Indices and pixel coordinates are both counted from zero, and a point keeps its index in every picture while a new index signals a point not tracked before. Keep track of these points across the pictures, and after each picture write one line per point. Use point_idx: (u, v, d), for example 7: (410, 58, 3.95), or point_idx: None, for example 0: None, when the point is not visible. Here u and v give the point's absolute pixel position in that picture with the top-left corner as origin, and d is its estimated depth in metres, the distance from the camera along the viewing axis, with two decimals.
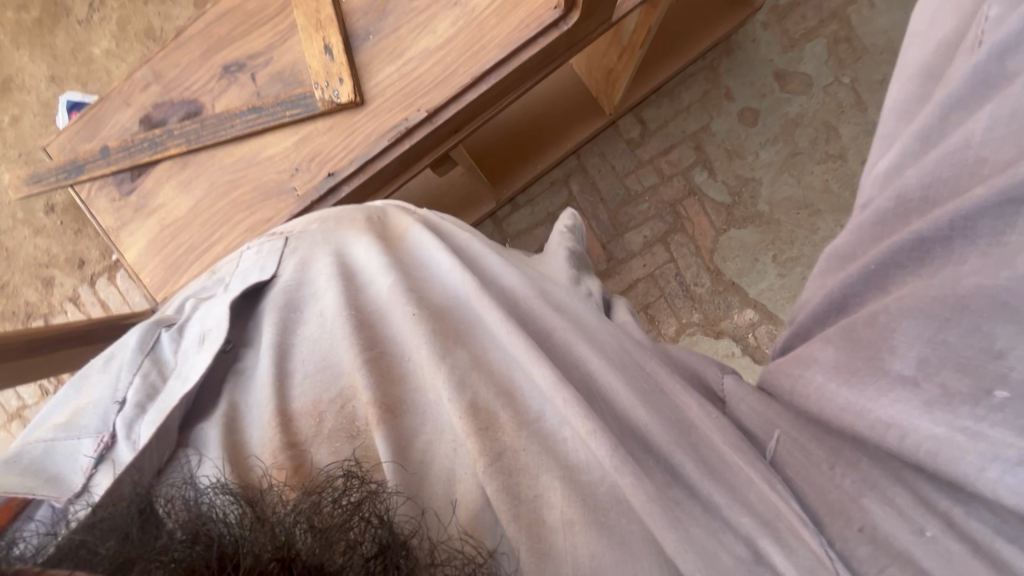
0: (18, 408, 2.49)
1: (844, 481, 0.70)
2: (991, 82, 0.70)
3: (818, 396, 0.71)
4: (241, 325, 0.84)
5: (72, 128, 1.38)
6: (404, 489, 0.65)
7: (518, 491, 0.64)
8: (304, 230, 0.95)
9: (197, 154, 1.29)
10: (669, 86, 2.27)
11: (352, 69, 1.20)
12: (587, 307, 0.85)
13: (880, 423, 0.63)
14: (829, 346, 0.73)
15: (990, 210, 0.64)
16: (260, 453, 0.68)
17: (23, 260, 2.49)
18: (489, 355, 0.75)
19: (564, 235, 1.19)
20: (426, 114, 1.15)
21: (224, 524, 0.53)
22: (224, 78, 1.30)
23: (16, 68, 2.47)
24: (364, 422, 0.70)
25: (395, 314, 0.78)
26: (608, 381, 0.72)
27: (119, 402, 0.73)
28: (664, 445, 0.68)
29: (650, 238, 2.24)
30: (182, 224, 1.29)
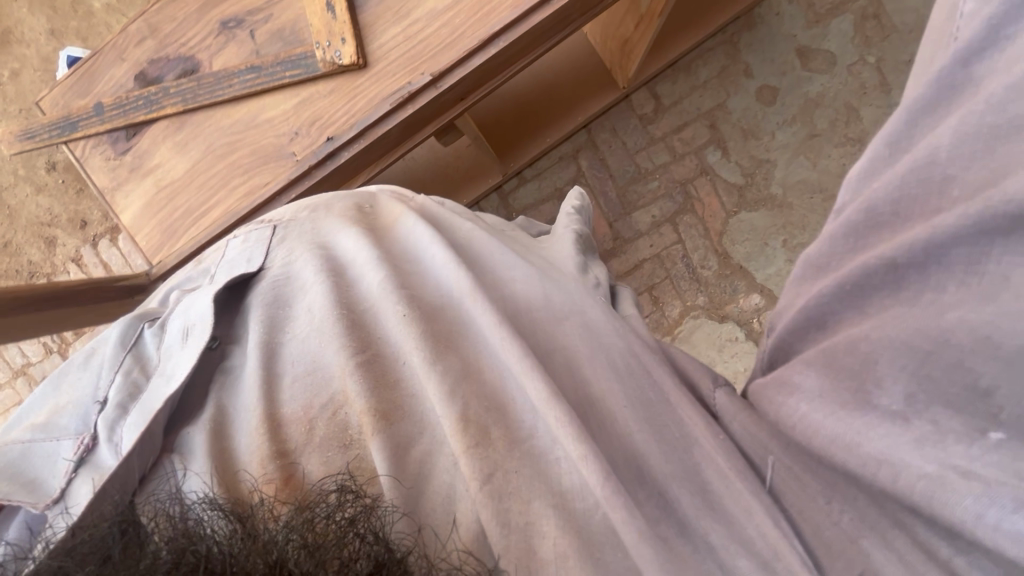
0: (23, 365, 2.52)
1: (842, 519, 0.60)
2: (958, 88, 0.58)
3: (801, 427, 0.60)
4: (225, 319, 0.79)
5: (65, 83, 1.34)
6: (400, 505, 0.60)
7: (507, 519, 0.58)
8: (294, 217, 0.89)
9: (194, 114, 1.26)
10: (685, 61, 2.19)
11: (355, 29, 1.15)
12: (590, 305, 0.76)
13: (870, 460, 0.53)
14: (809, 370, 0.62)
15: (966, 237, 0.52)
16: (249, 466, 0.64)
17: (25, 219, 2.47)
18: (482, 361, 0.68)
19: (571, 217, 1.07)
20: (431, 78, 1.11)
21: (210, 542, 0.51)
22: (222, 35, 1.25)
23: (15, 20, 2.41)
24: (358, 429, 0.65)
25: (384, 312, 0.72)
26: (607, 400, 0.66)
27: (100, 402, 0.71)
28: (660, 476, 0.62)
29: (658, 218, 2.19)
30: (178, 187, 1.26)
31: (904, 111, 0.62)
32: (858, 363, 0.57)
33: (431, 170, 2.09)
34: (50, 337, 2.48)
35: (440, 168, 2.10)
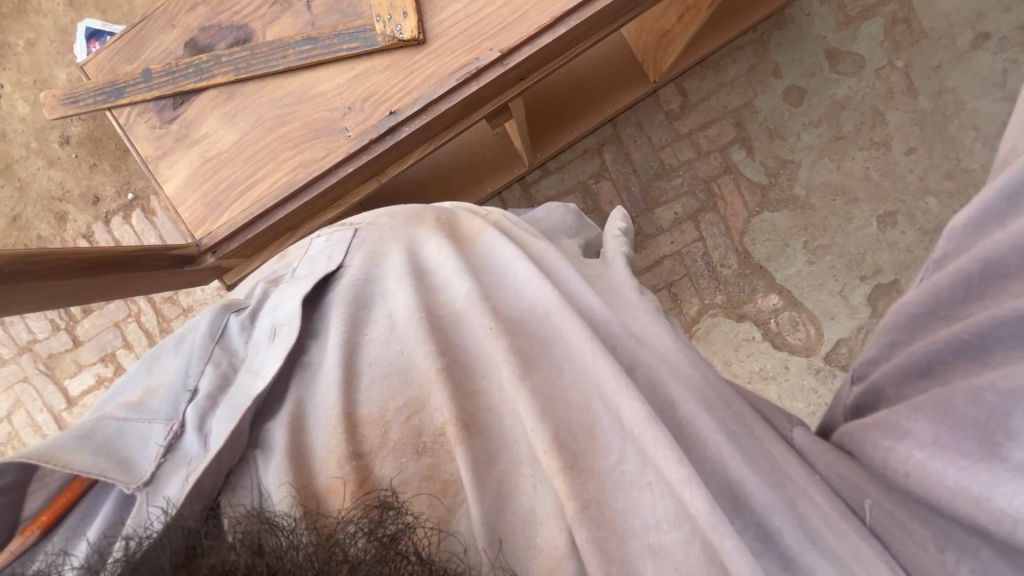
0: (28, 342, 2.47)
1: (961, 570, 0.59)
2: None
3: (915, 473, 0.60)
4: (312, 318, 0.83)
5: (109, 48, 1.30)
6: (483, 522, 0.62)
7: (606, 546, 0.58)
8: (373, 222, 0.96)
9: (245, 85, 1.23)
10: (715, 58, 2.18)
11: (417, 4, 1.13)
12: (658, 335, 0.75)
13: (1006, 517, 0.52)
14: (920, 417, 0.62)
15: None
16: (324, 463, 0.67)
17: (36, 193, 2.43)
18: (567, 382, 0.69)
19: (618, 239, 1.05)
20: (498, 54, 1.09)
21: (276, 538, 0.54)
22: (277, 4, 1.22)
23: None
24: (438, 434, 0.68)
25: (472, 324, 0.76)
26: (700, 427, 0.64)
27: (190, 391, 0.76)
28: (765, 508, 0.60)
29: (680, 215, 2.18)
30: (226, 158, 1.24)
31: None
32: (985, 414, 0.56)
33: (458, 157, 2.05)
34: (58, 314, 2.44)
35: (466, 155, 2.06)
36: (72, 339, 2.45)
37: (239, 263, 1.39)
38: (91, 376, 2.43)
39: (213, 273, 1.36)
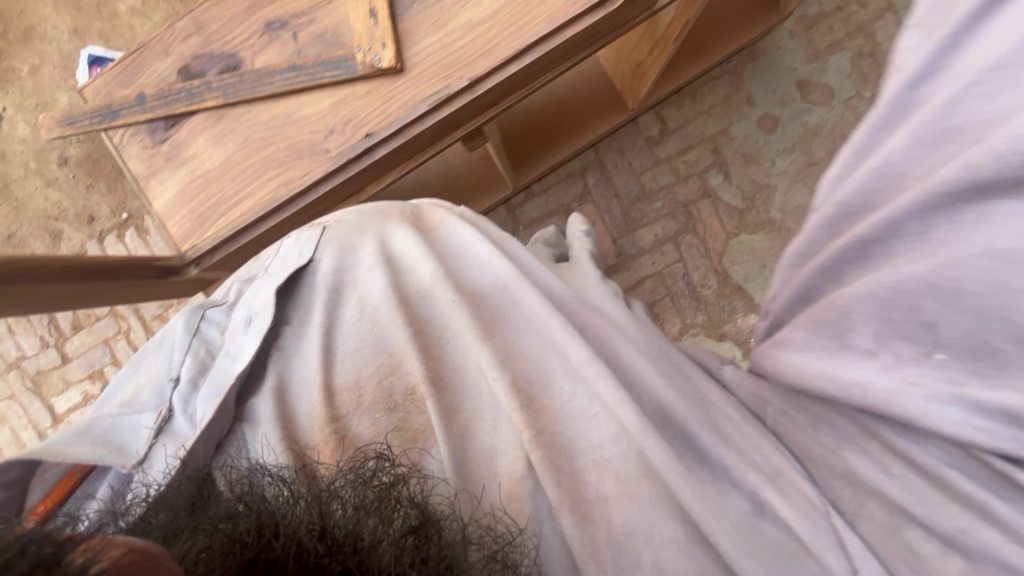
0: (16, 358, 2.48)
1: (824, 438, 0.81)
2: (909, 105, 0.71)
3: (795, 371, 0.82)
4: (283, 308, 1.02)
5: (107, 74, 1.37)
6: (450, 459, 0.82)
7: (557, 460, 0.79)
8: (341, 219, 1.13)
9: (233, 108, 1.30)
10: (692, 87, 2.27)
11: (395, 36, 1.21)
12: (613, 308, 0.97)
13: (847, 385, 0.74)
14: (799, 329, 0.83)
15: (917, 215, 0.68)
16: (309, 430, 0.87)
17: (33, 212, 2.48)
18: (524, 342, 0.91)
19: (583, 240, 1.31)
20: (467, 82, 1.17)
21: (275, 502, 0.67)
22: (266, 35, 1.30)
23: (39, 18, 2.45)
24: (404, 396, 0.88)
25: (439, 299, 0.97)
26: (639, 368, 0.85)
27: (173, 380, 0.94)
28: (684, 419, 0.81)
29: (660, 236, 2.25)
30: (213, 177, 1.30)
31: (870, 127, 0.75)
32: (835, 316, 0.76)
33: (443, 181, 2.15)
34: (48, 330, 2.47)
35: (452, 179, 2.16)
36: (60, 356, 2.46)
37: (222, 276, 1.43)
38: (78, 393, 2.44)
39: (197, 285, 1.40)
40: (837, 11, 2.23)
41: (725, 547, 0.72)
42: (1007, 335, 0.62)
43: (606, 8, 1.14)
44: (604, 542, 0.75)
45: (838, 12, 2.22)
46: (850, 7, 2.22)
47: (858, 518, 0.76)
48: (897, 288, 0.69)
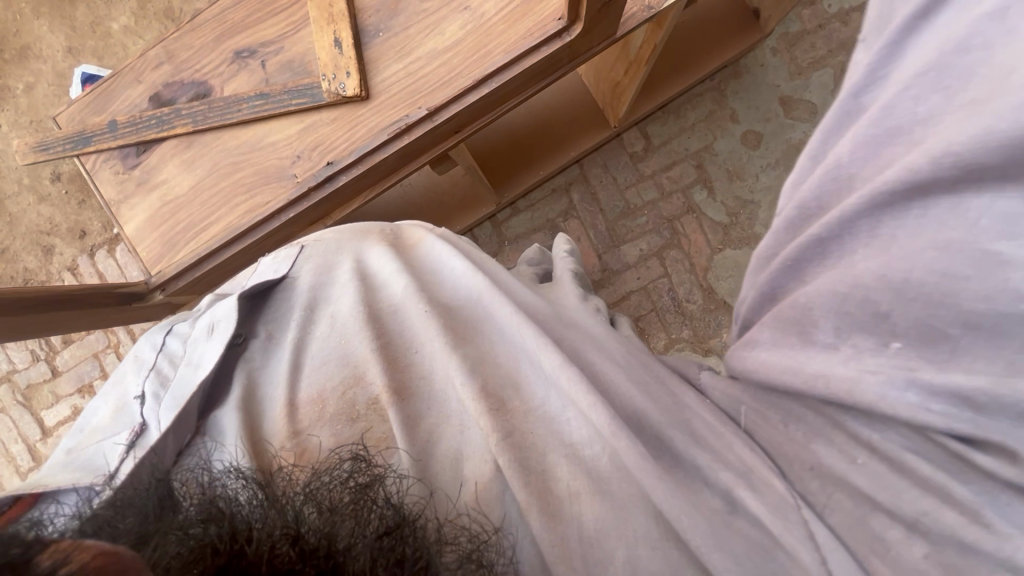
0: (7, 372, 2.50)
1: (795, 432, 0.74)
2: (853, 108, 0.69)
3: (758, 373, 0.74)
4: (248, 320, 0.91)
5: (81, 101, 1.40)
6: (413, 462, 0.72)
7: (528, 464, 0.70)
8: (319, 239, 1.03)
9: (203, 134, 1.32)
10: (675, 104, 2.29)
11: (360, 64, 1.23)
12: (593, 325, 0.92)
13: (811, 377, 0.66)
14: (765, 329, 0.75)
15: (866, 214, 0.64)
16: (272, 438, 0.75)
17: (25, 227, 2.50)
18: (498, 352, 0.81)
19: (567, 259, 1.26)
20: (426, 112, 1.18)
21: (235, 503, 0.59)
22: (235, 63, 1.33)
23: (34, 37, 2.49)
24: (364, 406, 0.76)
25: (408, 309, 0.85)
26: (613, 377, 0.78)
27: (139, 397, 0.84)
28: (657, 424, 0.75)
29: (645, 251, 2.25)
30: (184, 202, 1.33)
31: (821, 132, 0.73)
32: (797, 313, 0.69)
33: (425, 197, 2.16)
34: (38, 344, 2.48)
35: (435, 196, 2.17)
36: (51, 369, 2.48)
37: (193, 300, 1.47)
38: (68, 407, 2.46)
39: (168, 309, 1.43)
40: (819, 28, 2.24)
41: (694, 542, 0.65)
42: (958, 321, 0.57)
43: (563, 39, 1.15)
44: (575, 542, 0.66)
45: (820, 30, 2.24)
46: (832, 24, 2.23)
47: (825, 509, 0.70)
48: (851, 284, 0.64)
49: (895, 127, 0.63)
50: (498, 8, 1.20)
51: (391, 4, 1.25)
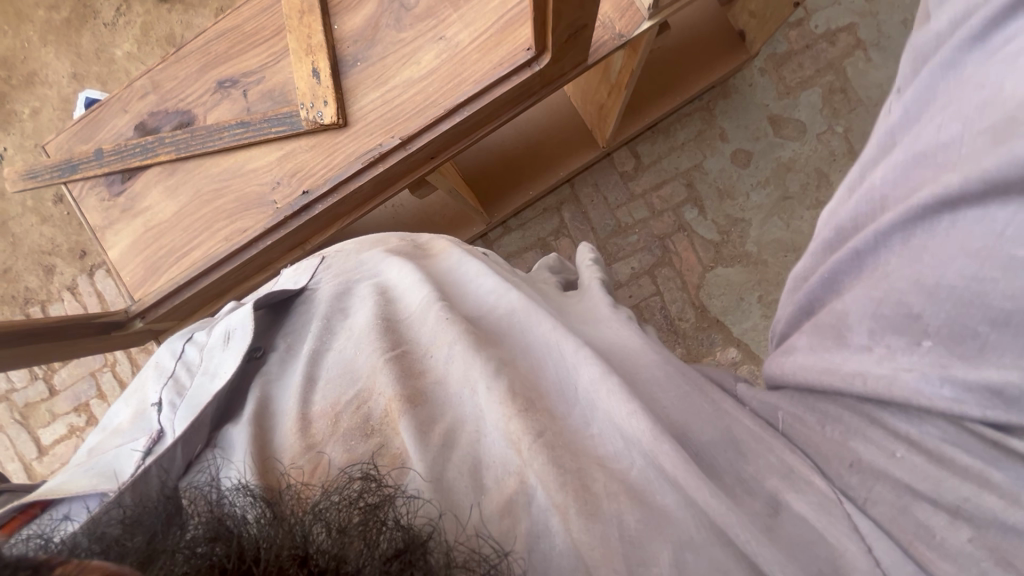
0: (6, 391, 2.52)
1: (833, 433, 0.67)
2: (889, 143, 0.69)
3: (796, 377, 0.71)
4: (266, 334, 0.85)
5: (69, 130, 1.44)
6: (427, 477, 0.60)
7: (562, 462, 0.60)
8: (340, 250, 1.01)
9: (186, 161, 1.36)
10: (665, 123, 2.29)
11: (337, 93, 1.26)
12: (621, 331, 0.82)
13: (847, 376, 0.64)
14: (804, 334, 0.73)
15: (897, 229, 0.63)
16: (282, 456, 0.65)
17: (28, 247, 2.55)
18: (523, 359, 0.72)
19: (591, 267, 1.12)
20: (400, 141, 1.23)
21: (242, 522, 0.52)
22: (218, 93, 1.36)
23: (42, 64, 2.56)
24: (380, 421, 0.66)
25: (426, 315, 0.77)
26: (657, 390, 0.71)
27: (156, 404, 0.76)
28: (706, 442, 0.67)
29: (637, 269, 2.25)
30: (165, 227, 1.35)
31: (862, 163, 0.74)
32: (835, 319, 0.68)
33: (417, 219, 2.18)
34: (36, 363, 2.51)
35: (426, 215, 2.20)
36: (48, 388, 2.50)
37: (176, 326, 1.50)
38: (64, 425, 2.47)
39: (147, 335, 1.45)
40: (806, 48, 2.27)
41: (741, 535, 0.57)
42: (986, 317, 0.55)
43: (533, 68, 1.19)
44: (616, 539, 0.56)
45: (807, 51, 2.27)
46: (819, 45, 2.26)
47: (867, 503, 0.63)
48: (882, 293, 0.63)
49: (926, 152, 0.63)
50: (472, 36, 1.23)
51: (369, 33, 1.29)
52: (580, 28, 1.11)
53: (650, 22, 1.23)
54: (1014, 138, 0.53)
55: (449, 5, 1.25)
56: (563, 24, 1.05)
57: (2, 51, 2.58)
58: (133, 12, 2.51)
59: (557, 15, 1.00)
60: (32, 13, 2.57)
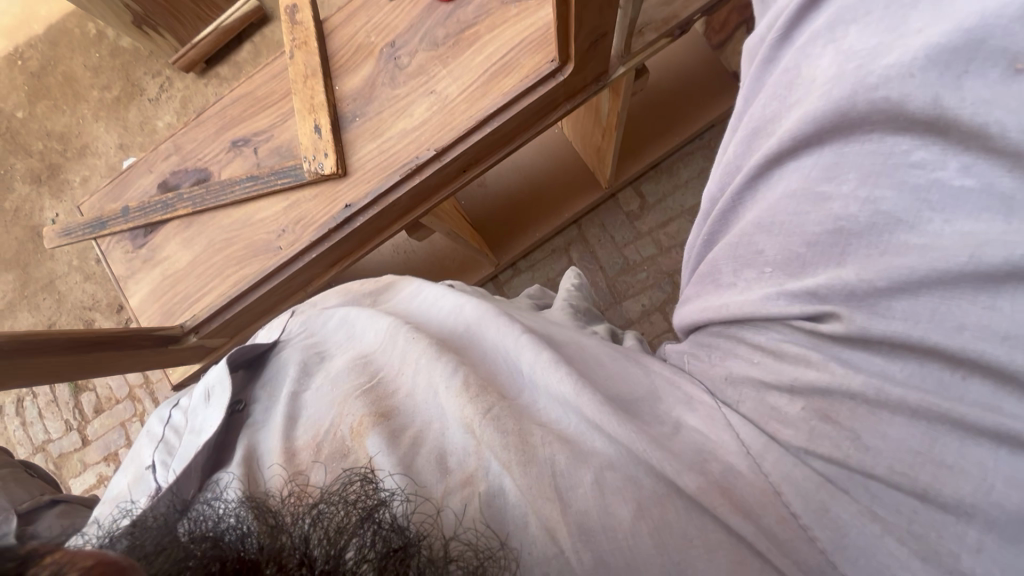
0: (42, 442, 2.61)
1: (715, 359, 0.74)
2: (739, 119, 0.75)
3: (693, 320, 0.79)
4: (246, 388, 0.84)
5: (100, 191, 1.58)
6: (398, 465, 0.63)
7: (505, 427, 0.64)
8: (310, 302, 1.02)
9: (201, 215, 1.47)
10: (668, 162, 2.31)
11: (337, 146, 1.36)
12: (588, 338, 0.84)
13: (721, 308, 0.73)
14: (691, 286, 0.81)
15: (745, 193, 0.71)
16: (275, 467, 0.67)
17: (71, 303, 2.73)
18: (487, 362, 0.74)
19: (570, 293, 1.13)
20: (435, 152, 1.31)
21: (242, 533, 0.52)
22: (232, 151, 1.49)
23: (93, 137, 2.83)
24: (352, 438, 0.67)
25: (394, 342, 0.78)
26: (599, 371, 0.75)
27: (151, 468, 0.77)
28: (633, 401, 0.71)
29: (648, 307, 2.23)
30: (181, 275, 1.47)
31: (724, 144, 0.78)
32: (709, 267, 0.76)
33: (429, 260, 2.28)
34: (73, 414, 2.62)
35: (436, 258, 2.28)
36: (81, 438, 2.59)
37: (222, 345, 1.56)
38: (93, 475, 2.54)
39: (196, 355, 1.51)
40: None
41: (641, 448, 0.63)
42: (803, 240, 0.63)
43: (557, 78, 1.27)
44: (549, 478, 0.61)
45: None
46: None
47: (738, 402, 0.70)
48: (737, 239, 0.71)
49: (758, 128, 0.70)
50: (460, 89, 1.33)
51: (367, 92, 1.40)
52: (601, 36, 1.18)
53: (623, 68, 1.35)
54: (807, 102, 0.63)
55: (438, 62, 1.36)
56: (584, 32, 1.12)
57: (59, 128, 2.86)
58: (174, 88, 2.79)
59: (579, 23, 1.07)
60: (87, 92, 2.85)
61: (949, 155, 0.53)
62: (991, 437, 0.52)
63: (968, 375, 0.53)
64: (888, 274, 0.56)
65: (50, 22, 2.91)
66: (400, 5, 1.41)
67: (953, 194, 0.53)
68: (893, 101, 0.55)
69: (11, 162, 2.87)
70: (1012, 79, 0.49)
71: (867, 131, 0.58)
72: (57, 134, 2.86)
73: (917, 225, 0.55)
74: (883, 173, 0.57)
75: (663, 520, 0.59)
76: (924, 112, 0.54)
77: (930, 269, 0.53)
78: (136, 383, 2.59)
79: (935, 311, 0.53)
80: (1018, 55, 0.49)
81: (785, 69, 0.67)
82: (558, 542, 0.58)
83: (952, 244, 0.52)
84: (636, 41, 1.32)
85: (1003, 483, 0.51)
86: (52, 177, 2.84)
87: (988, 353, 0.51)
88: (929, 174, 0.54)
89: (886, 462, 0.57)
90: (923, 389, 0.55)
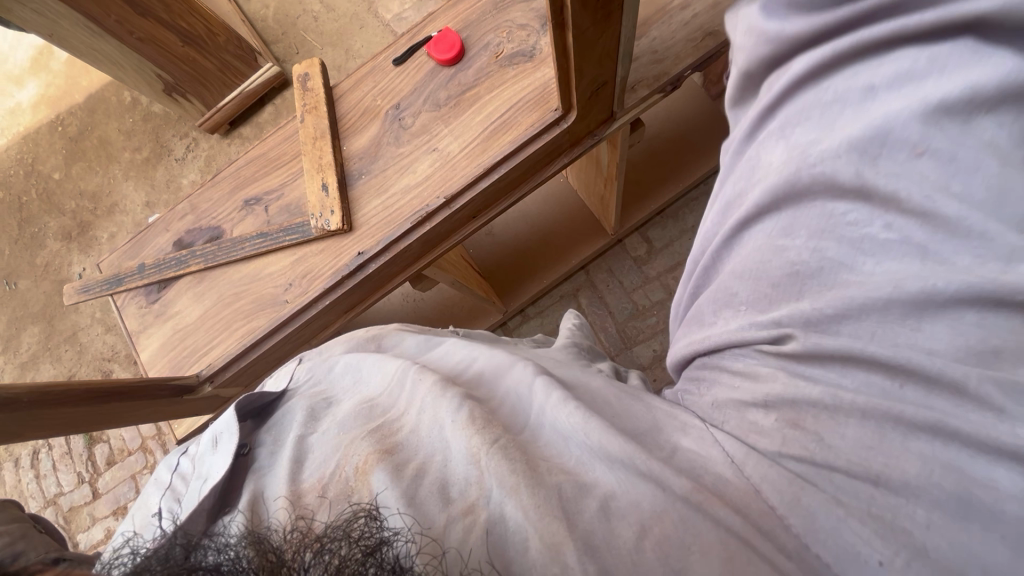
0: (54, 495, 2.61)
1: (707, 393, 0.70)
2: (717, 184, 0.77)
3: (686, 353, 0.77)
4: (252, 433, 0.83)
5: (118, 250, 1.65)
6: (403, 499, 0.60)
7: (511, 454, 0.62)
8: (317, 352, 1.02)
9: (211, 271, 1.52)
10: (674, 209, 2.33)
11: (342, 204, 1.41)
12: (590, 376, 0.84)
13: (704, 342, 0.72)
14: (682, 326, 0.80)
15: (721, 251, 0.71)
16: (275, 513, 0.65)
17: (91, 354, 2.79)
18: (492, 399, 0.73)
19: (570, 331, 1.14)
20: (444, 200, 1.35)
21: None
22: (243, 210, 1.55)
23: (122, 195, 2.98)
24: (356, 477, 0.64)
25: (401, 384, 0.77)
26: (604, 399, 0.73)
27: (157, 516, 0.77)
28: (644, 425, 0.68)
29: (659, 352, 2.20)
30: (190, 328, 1.51)
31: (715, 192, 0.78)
32: (690, 319, 0.77)
33: (438, 310, 2.30)
34: (86, 466, 2.63)
35: (446, 306, 2.31)
36: (92, 491, 2.59)
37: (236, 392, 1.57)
38: (102, 529, 2.52)
39: (214, 403, 1.52)
40: None
41: (649, 467, 0.60)
42: (768, 282, 0.63)
43: (561, 125, 1.31)
44: (556, 498, 0.58)
45: None
46: None
47: (721, 421, 0.66)
48: (716, 286, 0.71)
49: (728, 204, 0.72)
50: (461, 145, 1.38)
51: (372, 151, 1.46)
52: (601, 86, 1.23)
53: (619, 122, 1.41)
54: (760, 178, 0.66)
55: (440, 122, 1.42)
56: (585, 80, 1.15)
57: (91, 188, 3.02)
58: (199, 148, 2.95)
59: (578, 72, 1.11)
60: (119, 154, 3.03)
61: (876, 214, 0.57)
62: (929, 431, 0.52)
63: (905, 382, 0.54)
64: (837, 301, 0.57)
65: (90, 91, 3.13)
66: (405, 70, 1.50)
67: (881, 243, 0.56)
68: (828, 175, 0.59)
69: (45, 220, 3.03)
70: (913, 161, 0.55)
71: (810, 200, 0.61)
72: (89, 193, 3.01)
73: (855, 266, 0.58)
74: (828, 232, 0.59)
75: (665, 537, 0.55)
76: (848, 182, 0.58)
77: (864, 298, 0.56)
78: (148, 434, 2.60)
79: (874, 333, 0.55)
80: (913, 142, 0.55)
81: (747, 161, 0.70)
82: (564, 558, 0.54)
83: (880, 279, 0.55)
84: (630, 97, 1.37)
85: (942, 468, 0.50)
86: (82, 234, 2.98)
87: (914, 361, 0.53)
88: (860, 230, 0.57)
89: (843, 454, 0.55)
90: (872, 395, 0.55)
